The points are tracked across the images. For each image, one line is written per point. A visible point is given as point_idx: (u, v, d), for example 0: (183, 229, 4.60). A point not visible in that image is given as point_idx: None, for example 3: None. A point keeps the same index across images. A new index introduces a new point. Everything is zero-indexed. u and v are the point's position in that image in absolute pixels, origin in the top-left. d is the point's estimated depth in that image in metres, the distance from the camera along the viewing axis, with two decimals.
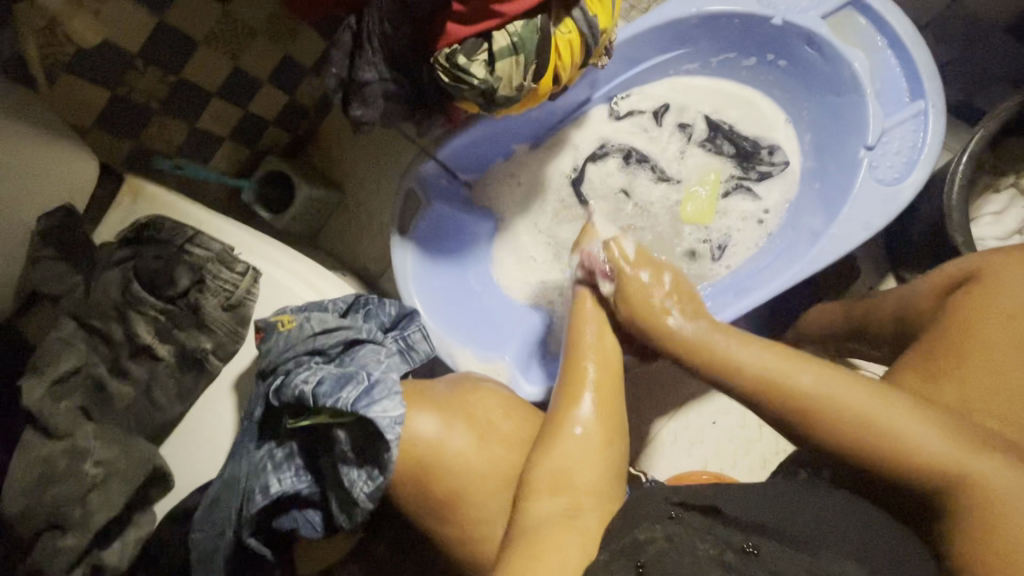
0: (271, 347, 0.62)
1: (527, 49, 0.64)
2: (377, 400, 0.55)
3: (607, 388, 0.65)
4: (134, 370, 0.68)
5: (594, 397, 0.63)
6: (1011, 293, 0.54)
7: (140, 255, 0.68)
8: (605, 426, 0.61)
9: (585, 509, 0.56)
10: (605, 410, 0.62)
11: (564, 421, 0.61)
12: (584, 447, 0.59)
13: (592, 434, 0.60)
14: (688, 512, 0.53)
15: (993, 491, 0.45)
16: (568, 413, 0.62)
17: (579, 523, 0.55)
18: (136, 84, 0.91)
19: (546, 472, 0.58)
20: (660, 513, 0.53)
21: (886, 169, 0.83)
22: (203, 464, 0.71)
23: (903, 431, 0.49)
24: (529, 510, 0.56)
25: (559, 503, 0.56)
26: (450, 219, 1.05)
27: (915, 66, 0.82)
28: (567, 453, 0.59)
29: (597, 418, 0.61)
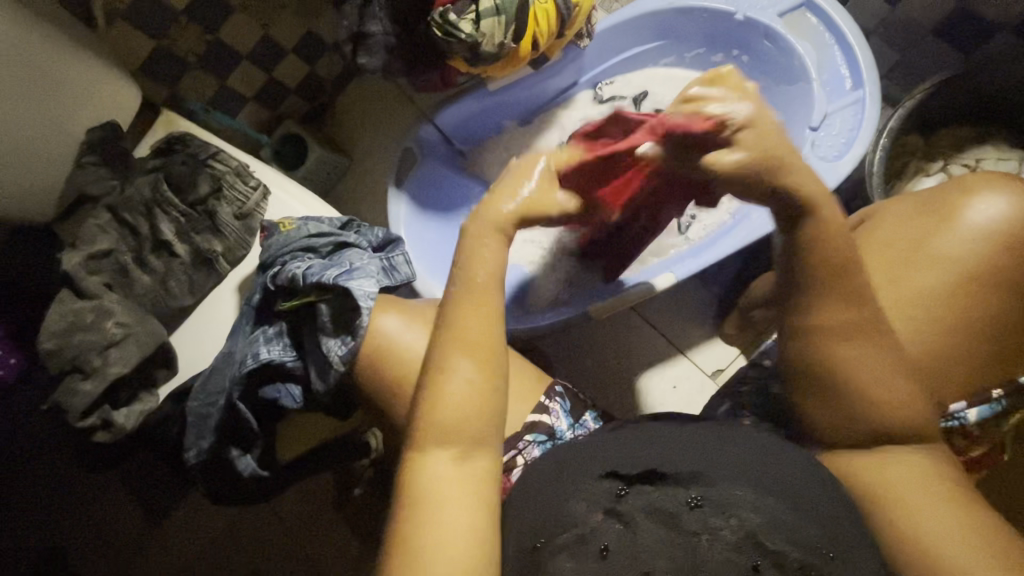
0: (273, 243, 0.73)
1: (508, 11, 0.76)
2: (356, 278, 0.68)
3: (481, 330, 0.57)
4: (154, 262, 0.79)
5: (473, 354, 0.56)
6: (891, 228, 0.68)
7: (169, 162, 0.79)
8: (485, 368, 0.56)
9: (473, 452, 0.55)
10: (478, 347, 0.57)
11: (441, 375, 0.55)
12: (462, 392, 0.55)
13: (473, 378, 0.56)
14: (637, 488, 0.56)
15: (915, 510, 0.56)
16: (442, 366, 0.55)
17: (467, 465, 0.54)
18: (178, 38, 1.05)
19: (430, 421, 0.54)
20: (608, 487, 0.57)
21: (828, 148, 0.93)
22: (205, 352, 0.82)
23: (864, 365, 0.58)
24: (418, 460, 0.54)
25: (448, 454, 0.54)
26: (442, 180, 1.18)
27: (855, 60, 0.93)
28: (447, 404, 0.55)
29: (473, 357, 0.56)
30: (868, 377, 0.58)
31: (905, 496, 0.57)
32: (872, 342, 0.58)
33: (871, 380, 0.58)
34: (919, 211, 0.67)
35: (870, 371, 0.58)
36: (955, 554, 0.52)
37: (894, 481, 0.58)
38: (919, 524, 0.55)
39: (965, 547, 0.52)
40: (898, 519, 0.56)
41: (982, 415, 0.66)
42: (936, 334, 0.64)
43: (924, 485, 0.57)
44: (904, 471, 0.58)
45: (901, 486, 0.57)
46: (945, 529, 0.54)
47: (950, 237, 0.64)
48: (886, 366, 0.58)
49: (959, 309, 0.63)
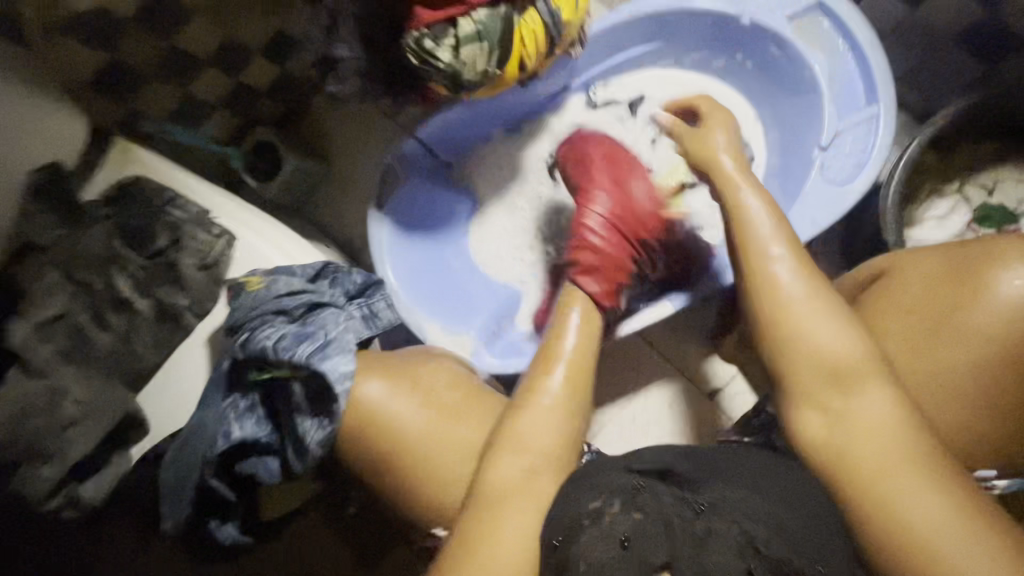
0: (239, 306, 0.67)
1: (491, 37, 0.68)
2: (331, 354, 0.63)
3: (572, 364, 0.70)
4: (113, 320, 0.72)
5: (564, 372, 0.68)
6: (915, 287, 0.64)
7: (123, 212, 0.73)
8: (571, 399, 0.67)
9: (541, 471, 0.61)
10: (571, 384, 0.68)
11: (536, 391, 0.67)
12: (549, 415, 0.64)
13: (557, 409, 0.65)
14: (651, 480, 0.56)
15: (925, 529, 0.51)
16: (540, 382, 0.67)
17: (535, 484, 0.60)
18: (130, 48, 0.94)
19: (511, 439, 0.62)
20: (625, 483, 0.54)
21: (837, 170, 0.87)
22: (177, 412, 0.77)
23: (821, 333, 0.60)
24: (494, 473, 0.61)
25: (525, 464, 0.61)
26: (426, 197, 1.10)
27: (871, 72, 0.85)
28: (532, 421, 0.64)
29: (565, 392, 0.67)
30: (852, 365, 0.58)
31: (864, 454, 0.55)
32: (832, 339, 0.60)
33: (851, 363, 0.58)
34: (943, 272, 0.63)
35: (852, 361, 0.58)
36: (922, 520, 0.51)
37: (861, 447, 0.56)
38: (882, 487, 0.53)
39: (933, 519, 0.51)
40: (850, 471, 0.56)
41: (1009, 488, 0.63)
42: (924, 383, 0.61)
43: (903, 454, 0.54)
44: (880, 442, 0.55)
45: (877, 446, 0.55)
46: (918, 497, 0.52)
47: (980, 313, 0.59)
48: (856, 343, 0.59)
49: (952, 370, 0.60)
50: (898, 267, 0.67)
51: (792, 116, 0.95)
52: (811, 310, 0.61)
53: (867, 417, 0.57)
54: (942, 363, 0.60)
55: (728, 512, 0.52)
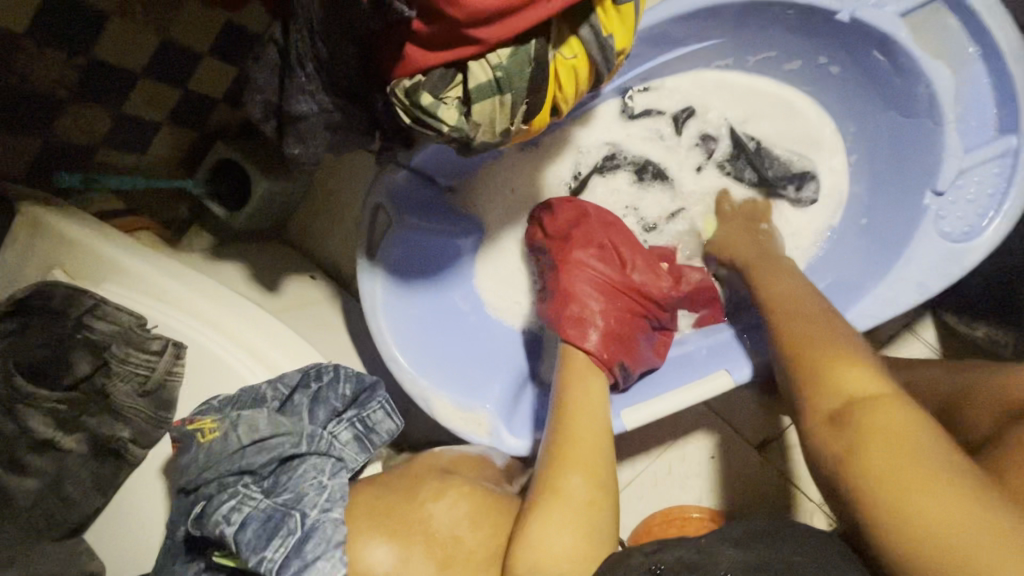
0: (189, 463, 0.51)
1: (514, 87, 0.47)
2: (310, 563, 0.45)
3: (593, 447, 0.63)
4: (35, 464, 0.57)
5: (587, 473, 0.59)
6: None
7: (24, 331, 0.54)
8: (595, 501, 0.58)
9: None
10: (596, 482, 0.59)
11: (559, 483, 0.58)
12: (579, 509, 0.56)
13: (581, 511, 0.56)
14: (668, 554, 0.49)
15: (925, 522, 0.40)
16: (563, 478, 0.58)
17: None
18: (34, 68, 0.74)
19: (532, 551, 0.53)
20: (641, 565, 0.49)
21: (955, 221, 0.68)
22: (129, 562, 0.61)
23: (842, 376, 0.55)
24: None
25: None
26: (428, 239, 0.90)
27: (1012, 90, 0.65)
28: (553, 536, 0.54)
29: (587, 486, 0.58)
30: (876, 394, 0.51)
31: (866, 449, 0.46)
32: (859, 372, 0.54)
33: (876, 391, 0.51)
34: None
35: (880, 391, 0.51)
36: (935, 525, 0.40)
37: (884, 455, 0.45)
38: (907, 494, 0.42)
39: (942, 503, 0.40)
40: (883, 485, 0.43)
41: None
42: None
43: (924, 452, 0.43)
44: (892, 437, 0.46)
45: (895, 450, 0.45)
46: (934, 500, 0.40)
47: None
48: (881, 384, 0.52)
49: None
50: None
51: (886, 135, 0.77)
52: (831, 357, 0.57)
53: (884, 419, 0.48)
54: None
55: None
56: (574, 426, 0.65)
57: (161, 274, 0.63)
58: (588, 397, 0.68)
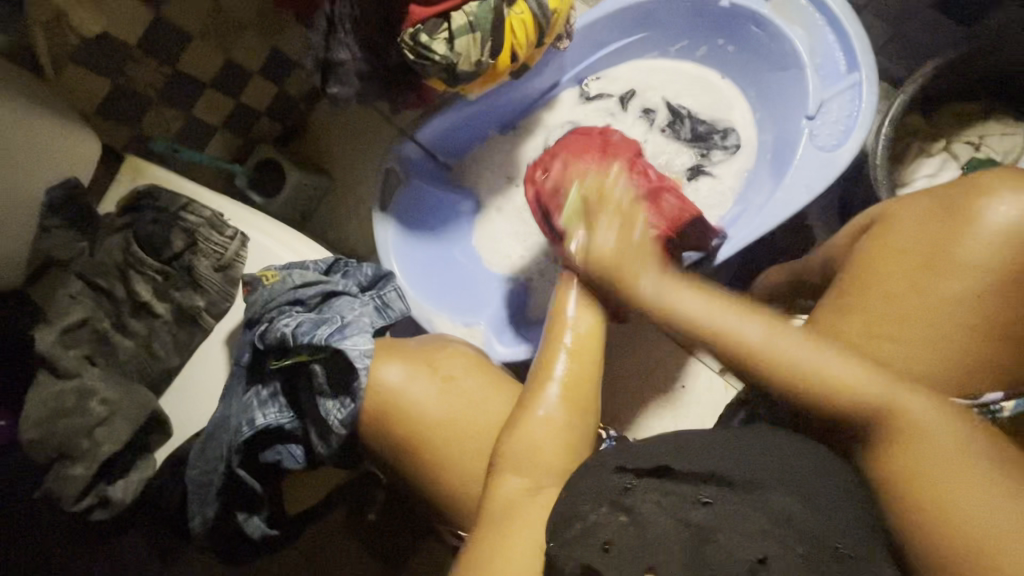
0: (256, 299, 0.70)
1: (482, 27, 0.71)
2: (349, 335, 0.64)
3: (578, 375, 0.65)
4: (134, 326, 0.75)
5: (561, 390, 0.63)
6: (902, 230, 0.62)
7: (137, 220, 0.75)
8: (569, 416, 0.62)
9: (544, 485, 0.57)
10: (571, 397, 0.63)
11: (532, 404, 0.62)
12: (551, 425, 0.61)
13: (558, 425, 0.61)
14: (644, 478, 0.53)
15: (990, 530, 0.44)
16: (537, 396, 0.63)
17: (540, 497, 0.56)
18: (135, 74, 0.95)
19: (511, 454, 0.59)
20: (615, 483, 0.53)
21: (826, 137, 0.90)
22: (197, 416, 0.77)
23: (801, 359, 0.57)
24: (497, 488, 0.58)
25: (520, 481, 0.58)
26: (430, 197, 1.11)
27: (850, 40, 0.88)
28: (534, 432, 0.60)
29: (563, 405, 0.62)
30: (878, 390, 0.53)
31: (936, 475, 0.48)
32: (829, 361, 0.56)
33: (886, 394, 0.53)
34: (937, 215, 0.61)
35: (874, 386, 0.54)
36: (979, 524, 0.45)
37: (911, 458, 0.50)
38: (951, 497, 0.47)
39: (1005, 512, 0.44)
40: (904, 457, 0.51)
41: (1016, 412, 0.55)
42: (890, 307, 0.60)
43: (942, 437, 0.50)
44: (926, 454, 0.50)
45: (956, 474, 0.47)
46: (984, 507, 0.45)
47: (972, 241, 0.58)
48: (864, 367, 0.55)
49: (910, 304, 0.59)
50: (892, 214, 0.65)
51: (775, 92, 1.01)
52: (786, 341, 0.58)
53: (839, 379, 0.55)
54: (937, 298, 0.58)
55: (733, 510, 0.49)
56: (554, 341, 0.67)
57: (221, 199, 0.81)
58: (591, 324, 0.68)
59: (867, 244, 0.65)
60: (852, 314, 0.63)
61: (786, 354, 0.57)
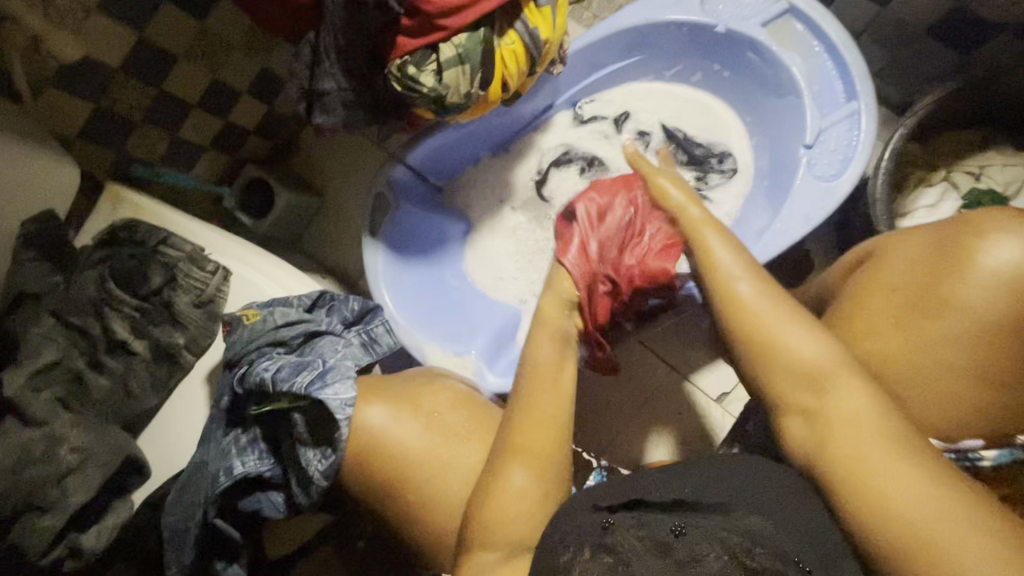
0: (236, 340, 0.67)
1: (472, 59, 0.69)
2: (329, 383, 0.61)
3: (551, 431, 0.60)
4: (110, 364, 0.72)
5: (531, 461, 0.58)
6: (895, 268, 0.60)
7: (115, 255, 0.73)
8: (540, 494, 0.57)
9: (519, 553, 0.56)
10: (540, 470, 0.58)
11: (500, 474, 0.58)
12: (524, 498, 0.57)
13: (533, 496, 0.57)
14: (620, 513, 0.54)
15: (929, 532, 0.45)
16: (506, 465, 0.58)
17: (517, 563, 0.56)
18: (118, 96, 0.93)
19: (484, 523, 0.57)
20: (594, 522, 0.54)
21: (825, 167, 0.88)
22: (177, 456, 0.74)
23: (787, 336, 0.54)
24: (471, 557, 0.57)
25: (495, 552, 0.56)
26: (421, 221, 1.08)
27: (848, 69, 0.87)
28: (506, 501, 0.57)
29: (534, 485, 0.57)
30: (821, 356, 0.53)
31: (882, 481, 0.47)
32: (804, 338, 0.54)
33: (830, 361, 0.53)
34: (932, 253, 0.59)
35: (815, 348, 0.54)
36: (919, 517, 0.45)
37: (858, 412, 0.51)
38: (883, 493, 0.47)
39: (929, 510, 0.45)
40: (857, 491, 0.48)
41: (1002, 463, 0.54)
42: (881, 338, 0.59)
43: (874, 430, 0.50)
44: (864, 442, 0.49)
45: (886, 465, 0.48)
46: (916, 495, 0.46)
47: (966, 283, 0.55)
48: (826, 346, 0.54)
49: (908, 334, 0.58)
50: (884, 249, 0.63)
51: (772, 117, 1.00)
52: (780, 319, 0.56)
53: (793, 359, 0.54)
54: (932, 335, 0.56)
55: (703, 539, 0.49)
56: (526, 409, 0.61)
57: (206, 230, 0.80)
58: (551, 359, 0.66)
59: (858, 279, 0.63)
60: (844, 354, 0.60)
61: (803, 363, 0.53)
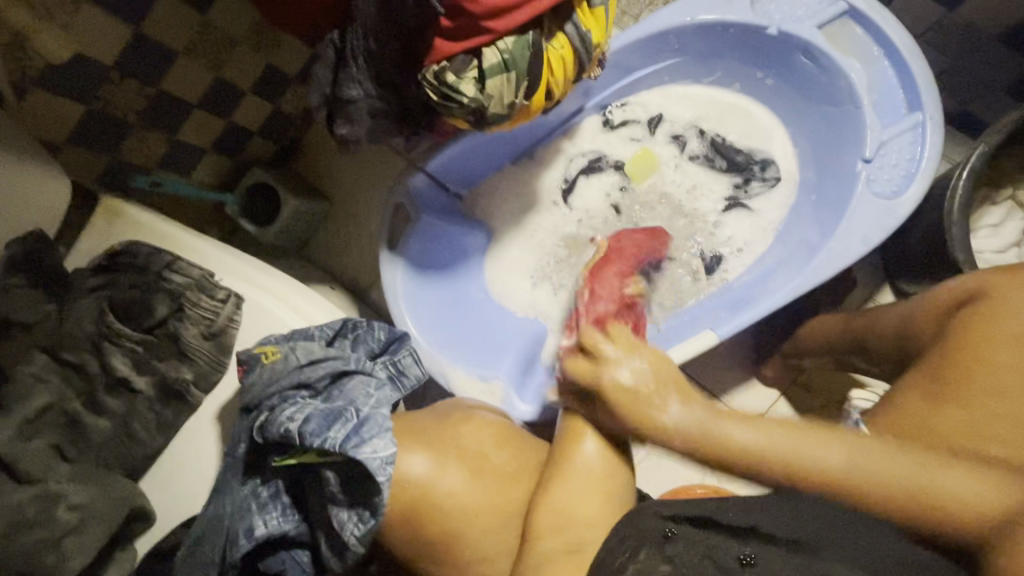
0: (255, 381, 0.61)
1: (519, 65, 0.61)
2: (366, 439, 0.54)
3: None
4: (110, 404, 0.64)
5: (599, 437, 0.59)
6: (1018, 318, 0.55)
7: (115, 283, 0.66)
8: (612, 471, 0.57)
9: (581, 548, 0.52)
10: (611, 449, 0.58)
11: (568, 460, 0.57)
12: (586, 484, 0.56)
13: (596, 480, 0.56)
14: (682, 523, 0.49)
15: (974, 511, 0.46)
16: (574, 451, 0.58)
17: (578, 557, 0.52)
18: (111, 97, 0.83)
19: (545, 513, 0.55)
20: (654, 529, 0.49)
21: (885, 183, 0.82)
22: (183, 503, 0.67)
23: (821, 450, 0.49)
24: (531, 551, 0.53)
25: (559, 546, 0.52)
26: (442, 235, 0.99)
27: (912, 77, 0.81)
28: (570, 495, 0.55)
29: (603, 462, 0.57)
30: (835, 455, 0.49)
31: (937, 492, 0.47)
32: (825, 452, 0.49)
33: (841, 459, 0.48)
34: None
35: (831, 448, 0.49)
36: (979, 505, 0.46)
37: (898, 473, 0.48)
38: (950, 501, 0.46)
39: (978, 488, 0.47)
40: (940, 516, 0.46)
41: None
42: (995, 405, 0.53)
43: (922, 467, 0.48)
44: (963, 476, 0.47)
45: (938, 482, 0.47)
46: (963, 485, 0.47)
47: None
48: (845, 439, 0.50)
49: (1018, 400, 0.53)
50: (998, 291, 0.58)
51: (823, 126, 0.93)
52: (808, 440, 0.50)
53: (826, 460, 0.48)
54: None
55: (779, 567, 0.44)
56: (581, 407, 0.63)
57: (215, 249, 0.72)
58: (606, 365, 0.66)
59: (964, 324, 0.58)
60: (950, 408, 0.55)
61: (844, 472, 0.48)
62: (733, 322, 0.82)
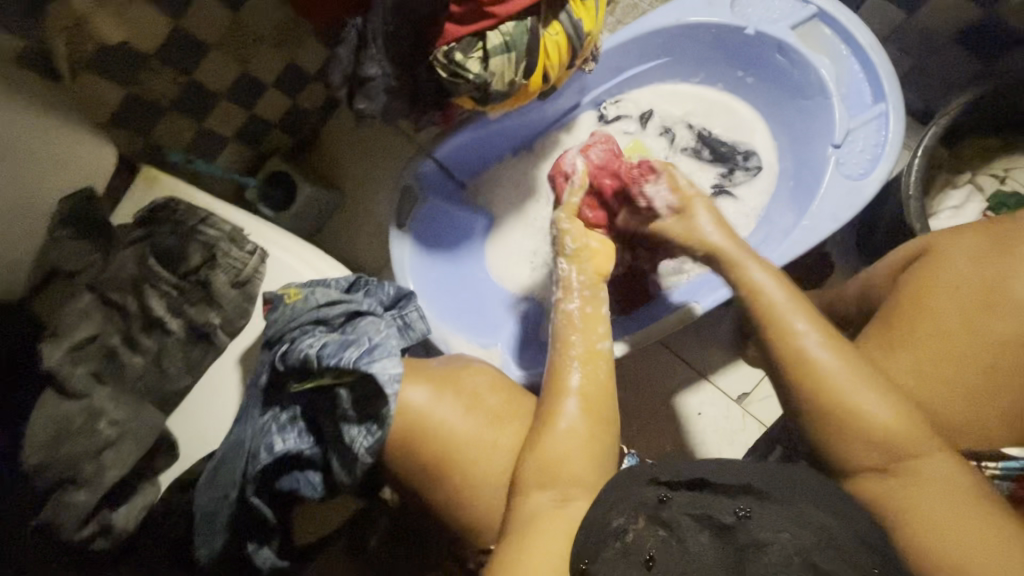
0: (278, 317, 0.69)
1: (518, 47, 0.71)
2: (377, 358, 0.62)
3: (596, 388, 0.65)
4: (145, 343, 0.71)
5: (580, 397, 0.63)
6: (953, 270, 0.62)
7: (156, 232, 0.73)
8: (593, 425, 0.62)
9: (574, 497, 0.57)
10: (593, 408, 0.63)
11: (553, 415, 0.62)
12: (572, 440, 0.60)
13: (580, 435, 0.61)
14: (677, 489, 0.55)
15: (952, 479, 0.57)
16: (557, 406, 0.63)
17: (568, 511, 0.56)
18: (150, 83, 0.92)
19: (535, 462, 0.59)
20: (650, 495, 0.55)
21: (853, 166, 0.90)
22: (204, 438, 0.74)
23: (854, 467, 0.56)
24: (524, 500, 0.58)
25: (549, 495, 0.57)
26: (447, 215, 1.07)
27: (876, 72, 0.90)
28: (557, 446, 0.60)
29: (585, 417, 0.62)
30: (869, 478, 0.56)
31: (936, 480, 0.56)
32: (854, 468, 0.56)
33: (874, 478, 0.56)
34: (991, 250, 0.61)
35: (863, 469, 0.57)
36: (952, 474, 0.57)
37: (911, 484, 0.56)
38: None
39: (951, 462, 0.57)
40: None
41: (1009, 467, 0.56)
42: (937, 347, 0.60)
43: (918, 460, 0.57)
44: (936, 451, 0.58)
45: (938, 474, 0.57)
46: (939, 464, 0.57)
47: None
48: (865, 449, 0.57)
49: (955, 342, 0.60)
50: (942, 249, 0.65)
51: (799, 119, 1.01)
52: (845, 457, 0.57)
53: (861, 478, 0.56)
54: (983, 330, 0.59)
55: (771, 524, 0.49)
56: (561, 372, 0.66)
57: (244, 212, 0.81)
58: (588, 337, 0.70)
59: (913, 278, 0.65)
60: (899, 352, 0.62)
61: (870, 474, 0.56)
62: (716, 294, 0.89)
